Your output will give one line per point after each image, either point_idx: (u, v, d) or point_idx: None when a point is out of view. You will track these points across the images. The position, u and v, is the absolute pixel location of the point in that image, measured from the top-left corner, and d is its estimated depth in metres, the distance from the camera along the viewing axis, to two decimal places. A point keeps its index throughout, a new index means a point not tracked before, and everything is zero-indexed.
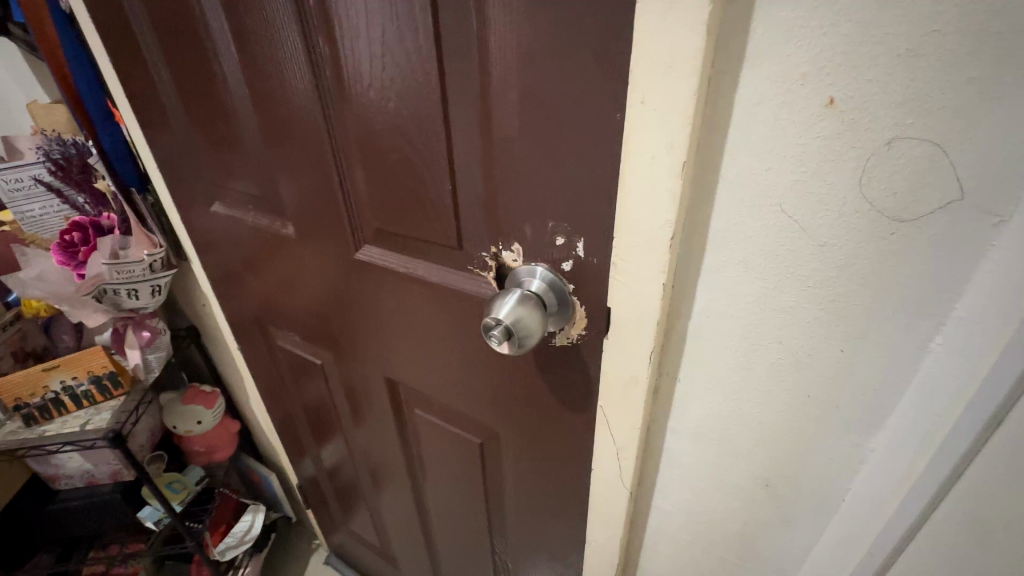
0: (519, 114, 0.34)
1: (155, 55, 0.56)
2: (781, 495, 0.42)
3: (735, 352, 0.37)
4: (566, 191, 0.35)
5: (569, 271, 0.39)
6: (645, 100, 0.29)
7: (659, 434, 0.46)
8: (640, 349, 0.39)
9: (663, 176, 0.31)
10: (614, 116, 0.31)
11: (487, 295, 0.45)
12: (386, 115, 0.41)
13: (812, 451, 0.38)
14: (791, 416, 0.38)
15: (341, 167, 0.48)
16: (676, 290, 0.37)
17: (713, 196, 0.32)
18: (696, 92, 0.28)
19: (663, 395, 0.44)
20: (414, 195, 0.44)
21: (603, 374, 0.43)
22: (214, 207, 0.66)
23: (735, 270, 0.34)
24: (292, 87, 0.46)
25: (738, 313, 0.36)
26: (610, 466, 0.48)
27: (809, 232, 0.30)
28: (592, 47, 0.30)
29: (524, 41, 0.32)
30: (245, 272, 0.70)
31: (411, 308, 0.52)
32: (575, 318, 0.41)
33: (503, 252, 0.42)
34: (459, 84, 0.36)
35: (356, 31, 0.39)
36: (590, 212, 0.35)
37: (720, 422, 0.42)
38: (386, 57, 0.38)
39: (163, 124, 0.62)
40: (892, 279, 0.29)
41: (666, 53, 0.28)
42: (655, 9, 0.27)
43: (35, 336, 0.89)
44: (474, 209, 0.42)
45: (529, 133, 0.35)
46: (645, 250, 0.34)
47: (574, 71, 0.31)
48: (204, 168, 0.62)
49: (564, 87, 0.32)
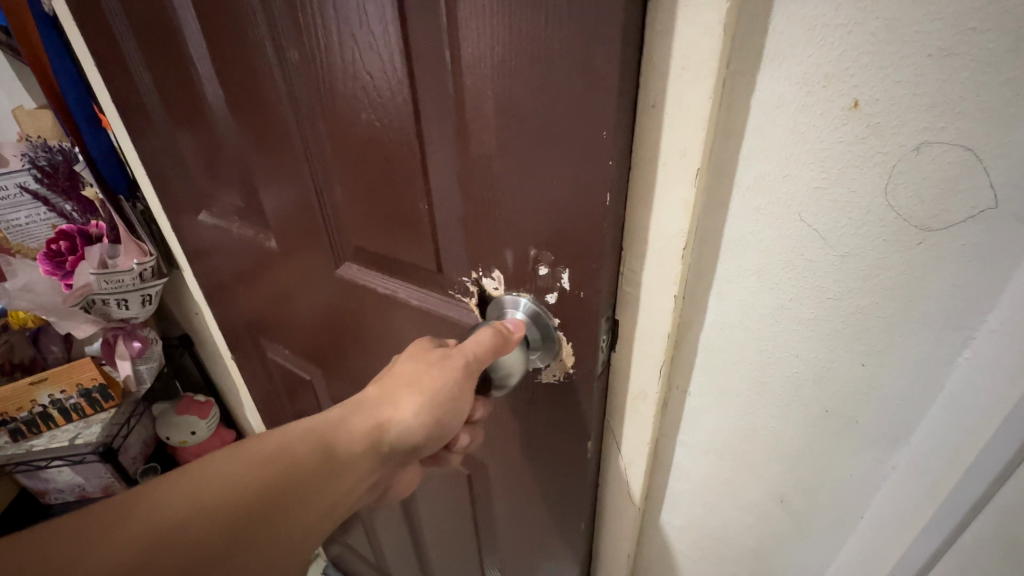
0: (496, 130, 0.32)
1: (137, 60, 0.54)
2: (796, 512, 0.41)
3: (748, 364, 0.36)
4: (549, 214, 0.33)
5: (554, 303, 0.37)
6: (655, 108, 0.29)
7: (669, 447, 0.45)
8: (651, 364, 0.38)
9: (675, 186, 0.30)
10: (602, 134, 0.28)
11: (468, 319, 0.44)
12: (364, 128, 0.39)
13: (831, 467, 0.37)
14: (808, 432, 0.36)
15: (320, 181, 0.46)
16: (686, 301, 0.36)
17: (727, 203, 0.31)
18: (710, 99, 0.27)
19: (673, 408, 0.42)
20: (395, 217, 0.42)
21: (611, 388, 0.42)
22: (202, 216, 0.64)
23: (748, 281, 0.33)
24: (273, 100, 0.44)
25: (753, 326, 0.34)
26: (619, 478, 0.48)
27: (829, 241, 0.29)
28: (573, 60, 0.27)
29: (501, 51, 0.29)
30: (235, 284, 0.68)
31: (396, 328, 0.50)
32: (562, 353, 0.40)
33: (484, 278, 0.40)
34: (433, 93, 0.34)
35: (325, 37, 0.37)
36: (572, 240, 0.33)
37: (732, 436, 0.40)
38: (357, 64, 0.36)
39: (149, 131, 0.60)
40: (917, 292, 0.28)
41: (682, 54, 0.26)
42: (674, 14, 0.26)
43: (24, 348, 0.86)
44: (453, 229, 0.40)
45: (507, 154, 0.33)
46: (657, 261, 0.33)
47: (556, 83, 0.28)
48: (192, 177, 0.60)
49: (546, 102, 0.29)
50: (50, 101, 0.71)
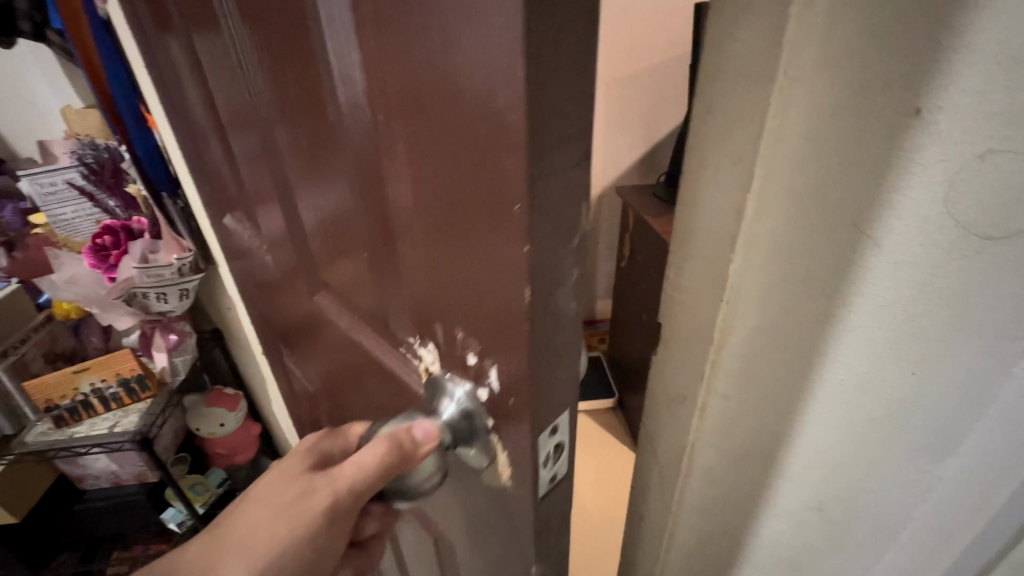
0: (415, 182, 0.27)
1: (168, 68, 0.56)
2: (832, 519, 0.41)
3: (792, 373, 0.35)
4: (471, 291, 0.28)
5: (485, 403, 0.32)
6: (712, 109, 0.31)
7: (700, 456, 0.42)
8: (693, 361, 0.39)
9: (727, 184, 0.31)
10: (514, 205, 0.22)
11: (410, 385, 0.39)
12: (315, 153, 0.36)
13: (874, 475, 0.37)
14: (851, 441, 0.36)
15: (293, 203, 0.45)
16: (727, 311, 0.34)
17: (775, 209, 0.30)
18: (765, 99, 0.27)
19: (709, 415, 0.40)
20: (355, 258, 0.40)
21: (653, 388, 0.45)
22: (229, 219, 0.66)
23: (793, 289, 0.32)
24: (254, 117, 0.43)
25: (800, 334, 0.33)
26: (653, 473, 0.49)
27: (884, 250, 0.28)
28: (475, 103, 0.21)
29: (406, 87, 0.24)
30: (258, 285, 0.69)
31: (362, 374, 0.47)
32: (498, 463, 0.34)
33: (421, 350, 0.36)
34: (358, 125, 0.30)
35: (275, 56, 0.35)
36: (492, 330, 0.28)
37: (770, 445, 0.39)
38: (300, 84, 0.33)
39: (185, 131, 0.62)
40: (969, 297, 0.29)
41: (741, 59, 0.28)
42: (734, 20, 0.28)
43: (65, 338, 0.91)
44: (394, 282, 0.36)
45: (427, 222, 0.28)
46: (703, 257, 0.35)
47: (461, 131, 0.23)
48: (218, 182, 0.62)
49: (454, 156, 0.24)
50: (101, 101, 0.73)
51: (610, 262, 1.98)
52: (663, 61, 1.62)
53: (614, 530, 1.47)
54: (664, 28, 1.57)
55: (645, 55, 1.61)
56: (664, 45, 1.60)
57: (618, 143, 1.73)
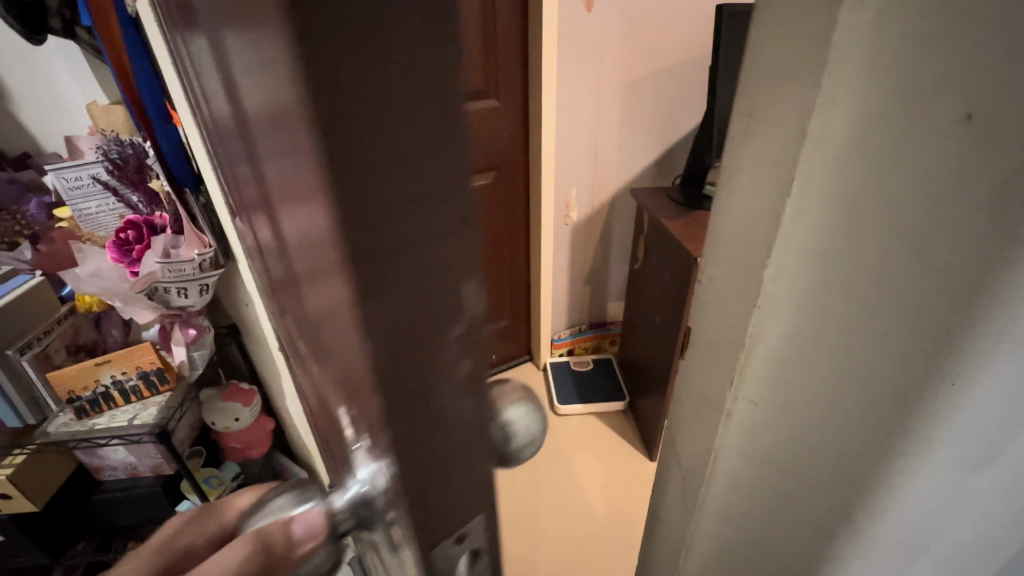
0: (284, 241, 0.24)
1: None
2: (866, 544, 0.38)
3: (820, 379, 0.35)
4: (337, 371, 0.24)
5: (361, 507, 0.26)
6: (749, 120, 0.33)
7: (726, 458, 0.44)
8: (722, 364, 0.40)
9: (762, 190, 0.33)
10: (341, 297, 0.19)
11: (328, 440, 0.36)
12: (236, 184, 0.34)
13: (904, 498, 0.35)
14: (880, 462, 0.34)
15: (245, 226, 0.43)
16: (758, 315, 0.36)
17: (812, 215, 0.31)
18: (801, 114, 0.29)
19: (736, 417, 0.41)
20: (281, 299, 0.37)
21: (679, 392, 0.47)
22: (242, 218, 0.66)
23: (823, 296, 0.32)
24: (207, 135, 0.41)
25: (830, 340, 0.33)
26: (674, 474, 0.51)
27: (923, 258, 0.27)
28: (289, 173, 0.18)
29: (253, 138, 0.21)
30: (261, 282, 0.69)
31: (311, 407, 0.45)
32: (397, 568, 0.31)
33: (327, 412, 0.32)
34: (243, 168, 0.27)
35: (194, 80, 0.32)
36: (356, 420, 0.24)
37: (795, 450, 0.39)
38: (211, 113, 0.31)
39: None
40: (1008, 314, 0.25)
41: (785, 65, 0.29)
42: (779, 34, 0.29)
43: (87, 330, 0.92)
44: (301, 333, 0.32)
45: (300, 285, 0.25)
46: (736, 258, 0.37)
47: (290, 199, 0.19)
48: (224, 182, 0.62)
49: (294, 224, 0.20)
50: (127, 97, 0.74)
51: (622, 264, 1.98)
52: (680, 62, 1.62)
53: (624, 531, 1.47)
54: (683, 32, 1.57)
55: (662, 58, 1.60)
56: (682, 47, 1.60)
57: (634, 144, 1.72)
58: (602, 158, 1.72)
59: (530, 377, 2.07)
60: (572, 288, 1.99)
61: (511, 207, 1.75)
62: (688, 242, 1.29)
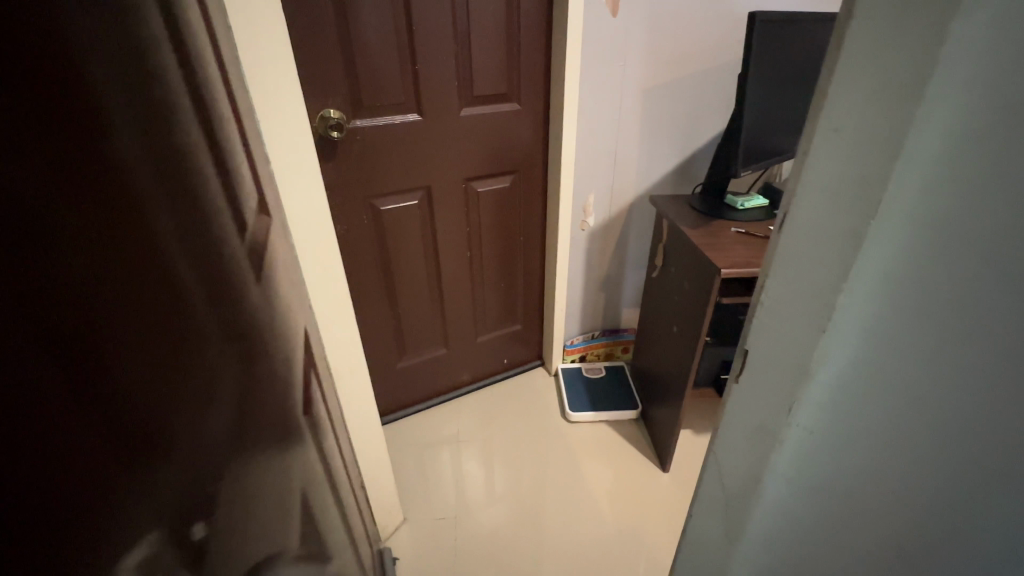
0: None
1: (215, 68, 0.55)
2: (898, 565, 0.39)
3: (887, 400, 0.35)
4: None
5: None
6: (813, 147, 0.33)
7: (770, 487, 0.42)
8: (778, 390, 0.39)
9: (827, 216, 0.33)
10: None
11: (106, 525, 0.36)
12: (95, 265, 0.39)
13: (937, 525, 0.35)
14: (924, 483, 0.35)
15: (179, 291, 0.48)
16: (823, 343, 0.35)
17: (896, 237, 0.31)
18: (884, 139, 0.28)
19: (784, 445, 0.40)
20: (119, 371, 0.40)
21: (724, 413, 0.46)
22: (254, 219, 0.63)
23: (894, 317, 0.33)
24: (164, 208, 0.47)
25: (903, 362, 0.34)
26: (713, 496, 0.49)
27: (995, 285, 0.28)
28: None
29: None
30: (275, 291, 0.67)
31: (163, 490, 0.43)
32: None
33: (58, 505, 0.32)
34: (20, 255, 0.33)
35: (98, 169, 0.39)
36: None
37: (846, 468, 0.40)
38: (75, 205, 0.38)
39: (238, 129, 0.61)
40: None
41: (880, 77, 0.28)
42: (857, 57, 0.29)
43: None
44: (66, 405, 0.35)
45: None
46: (794, 284, 0.36)
47: None
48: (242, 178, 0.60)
49: None
50: None
51: (638, 271, 1.96)
52: (705, 70, 1.60)
53: (633, 539, 1.45)
54: (708, 40, 1.55)
55: (687, 64, 1.58)
56: (708, 53, 1.58)
57: (656, 151, 1.71)
58: (623, 164, 1.71)
59: (541, 382, 2.06)
60: (586, 294, 1.97)
61: (529, 212, 1.73)
62: (711, 250, 1.27)
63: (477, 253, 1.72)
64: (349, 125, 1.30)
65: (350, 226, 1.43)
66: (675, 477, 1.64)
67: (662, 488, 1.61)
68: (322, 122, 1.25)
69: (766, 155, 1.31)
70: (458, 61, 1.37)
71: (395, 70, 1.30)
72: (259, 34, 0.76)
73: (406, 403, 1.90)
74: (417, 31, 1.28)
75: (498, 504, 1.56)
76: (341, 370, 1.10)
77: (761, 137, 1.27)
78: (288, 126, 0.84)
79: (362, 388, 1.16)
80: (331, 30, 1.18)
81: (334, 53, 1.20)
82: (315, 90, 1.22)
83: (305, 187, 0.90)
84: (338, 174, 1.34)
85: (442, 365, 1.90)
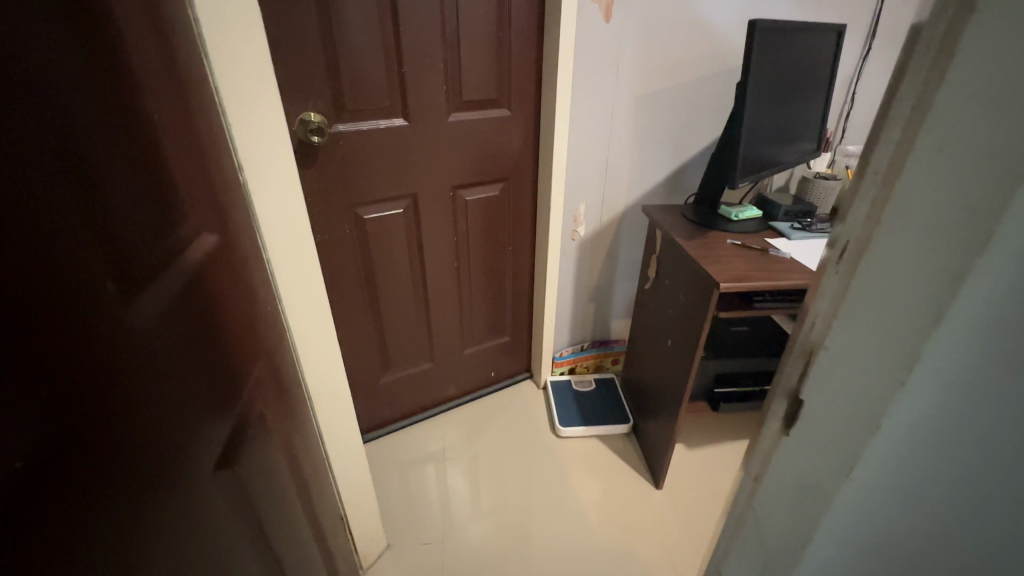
0: None
1: (151, 63, 0.50)
2: None
3: (963, 465, 0.30)
4: None
5: None
6: (903, 169, 0.27)
7: (819, 547, 0.37)
8: (835, 446, 0.33)
9: (914, 250, 0.27)
10: None
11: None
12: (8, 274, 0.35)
13: None
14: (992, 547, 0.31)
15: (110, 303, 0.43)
16: (898, 399, 0.29)
17: (1001, 276, 0.25)
18: (1011, 154, 0.23)
19: (840, 505, 0.34)
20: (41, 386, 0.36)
21: (765, 461, 0.40)
22: (205, 235, 0.58)
23: (1004, 371, 0.27)
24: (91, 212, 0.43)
25: (988, 426, 0.28)
26: (745, 547, 0.44)
27: None
28: None
29: None
30: (219, 311, 0.60)
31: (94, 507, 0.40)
32: None
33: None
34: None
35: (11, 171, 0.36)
36: None
37: (905, 534, 0.34)
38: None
39: (176, 131, 0.53)
40: None
41: (1002, 87, 0.22)
42: (970, 60, 0.23)
43: None
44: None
45: None
46: (860, 326, 0.30)
47: None
48: (184, 190, 0.54)
49: None
50: None
51: (628, 281, 1.92)
52: (698, 79, 1.58)
53: (627, 558, 1.40)
54: (702, 50, 1.53)
55: (681, 73, 1.55)
56: (701, 62, 1.55)
57: (647, 160, 1.67)
58: (614, 172, 1.67)
59: (529, 395, 1.99)
60: (577, 304, 1.92)
61: (517, 221, 1.68)
62: (708, 263, 1.23)
63: (464, 263, 1.65)
64: (330, 129, 1.23)
65: (330, 235, 1.36)
66: (668, 493, 1.59)
67: (655, 504, 1.56)
68: (301, 126, 1.18)
69: (763, 166, 1.28)
70: (447, 64, 1.31)
71: (380, 72, 1.23)
72: (231, 29, 0.69)
73: (389, 420, 1.82)
74: (404, 33, 1.22)
75: (484, 520, 1.50)
76: (320, 391, 1.02)
77: (758, 148, 1.24)
78: (262, 130, 0.77)
79: (342, 410, 1.09)
80: (313, 29, 1.11)
81: (315, 53, 1.13)
82: (295, 91, 1.15)
83: (283, 197, 0.83)
84: (318, 181, 1.27)
85: (427, 379, 1.82)
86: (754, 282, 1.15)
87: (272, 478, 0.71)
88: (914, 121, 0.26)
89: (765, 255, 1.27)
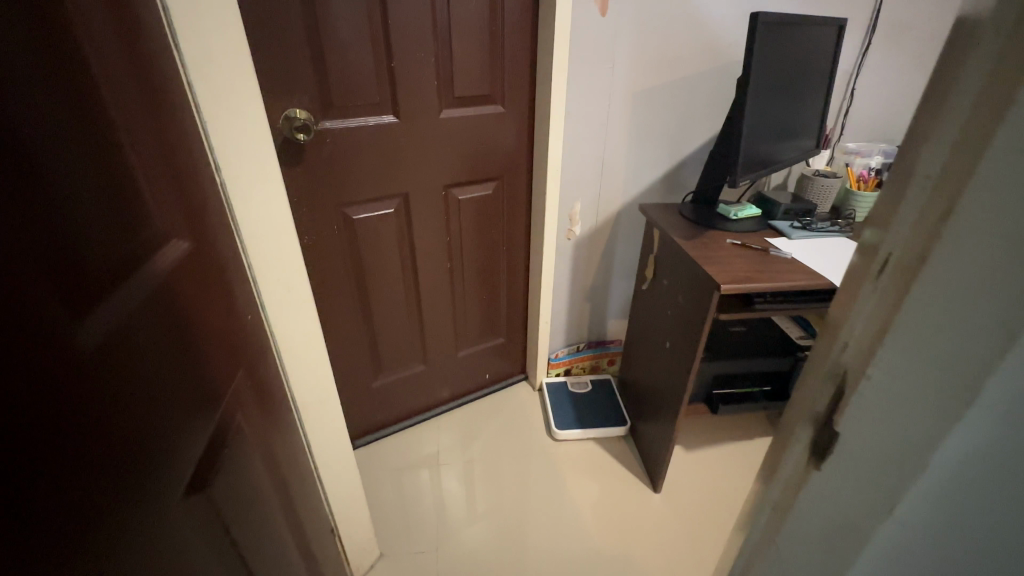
0: None
1: (104, 53, 0.45)
2: None
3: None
4: None
5: None
6: (967, 172, 0.22)
7: None
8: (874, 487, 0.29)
9: (980, 269, 0.22)
10: None
11: None
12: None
13: None
14: None
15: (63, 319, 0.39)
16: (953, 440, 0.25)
17: None
18: None
19: (878, 551, 0.30)
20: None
21: (789, 493, 0.36)
22: (174, 242, 0.54)
23: None
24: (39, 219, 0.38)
25: None
26: None
27: None
28: None
29: None
30: (192, 324, 0.56)
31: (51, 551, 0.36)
32: None
33: None
34: None
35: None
36: None
37: None
38: None
39: (136, 128, 0.49)
40: None
41: None
42: None
43: None
44: None
45: None
46: (907, 354, 0.26)
47: None
48: (148, 193, 0.50)
49: None
50: None
51: (625, 281, 1.89)
52: (695, 74, 1.54)
53: (627, 565, 1.37)
54: (699, 45, 1.49)
55: (678, 68, 1.52)
56: (699, 56, 1.51)
57: (644, 158, 1.64)
58: (610, 170, 1.63)
59: (524, 398, 1.96)
60: (572, 305, 1.89)
61: (511, 220, 1.64)
62: (708, 264, 1.20)
63: (457, 263, 1.61)
64: (317, 127, 1.18)
65: (318, 236, 1.31)
66: (666, 497, 1.57)
67: (653, 508, 1.53)
68: (285, 123, 1.13)
69: (762, 164, 1.25)
70: (438, 59, 1.27)
71: (368, 67, 1.19)
72: (203, 19, 0.64)
73: (382, 424, 1.78)
74: (393, 27, 1.17)
75: (479, 527, 1.46)
76: (307, 399, 0.98)
77: (758, 145, 1.21)
78: (240, 128, 0.72)
79: (331, 418, 1.05)
80: (297, 22, 1.06)
81: (299, 47, 1.08)
82: (279, 87, 1.10)
83: (264, 198, 0.79)
84: (304, 180, 1.22)
85: (420, 383, 1.78)
86: (756, 284, 1.12)
87: (252, 497, 0.67)
88: (979, 117, 0.22)
89: (765, 255, 1.24)
